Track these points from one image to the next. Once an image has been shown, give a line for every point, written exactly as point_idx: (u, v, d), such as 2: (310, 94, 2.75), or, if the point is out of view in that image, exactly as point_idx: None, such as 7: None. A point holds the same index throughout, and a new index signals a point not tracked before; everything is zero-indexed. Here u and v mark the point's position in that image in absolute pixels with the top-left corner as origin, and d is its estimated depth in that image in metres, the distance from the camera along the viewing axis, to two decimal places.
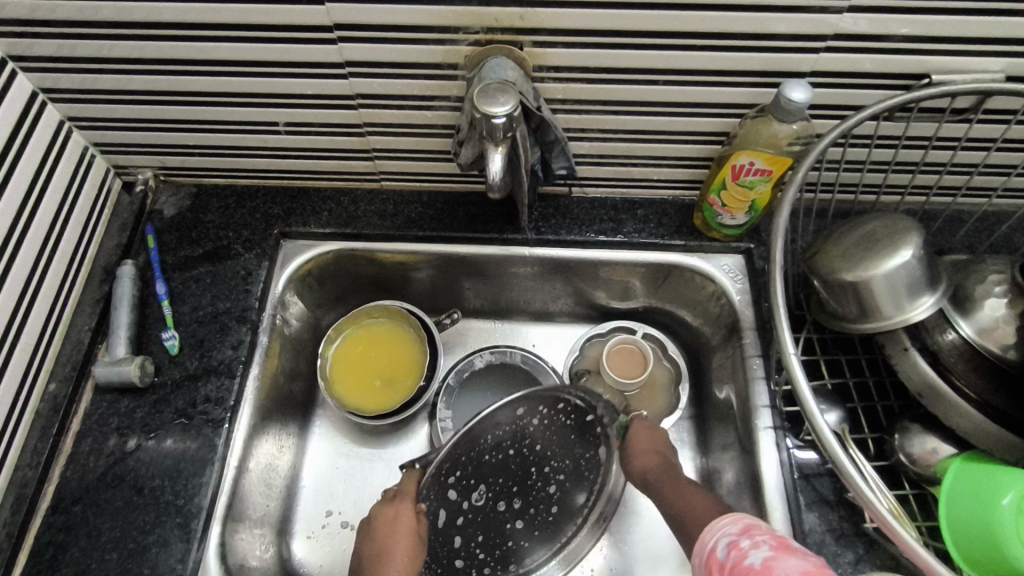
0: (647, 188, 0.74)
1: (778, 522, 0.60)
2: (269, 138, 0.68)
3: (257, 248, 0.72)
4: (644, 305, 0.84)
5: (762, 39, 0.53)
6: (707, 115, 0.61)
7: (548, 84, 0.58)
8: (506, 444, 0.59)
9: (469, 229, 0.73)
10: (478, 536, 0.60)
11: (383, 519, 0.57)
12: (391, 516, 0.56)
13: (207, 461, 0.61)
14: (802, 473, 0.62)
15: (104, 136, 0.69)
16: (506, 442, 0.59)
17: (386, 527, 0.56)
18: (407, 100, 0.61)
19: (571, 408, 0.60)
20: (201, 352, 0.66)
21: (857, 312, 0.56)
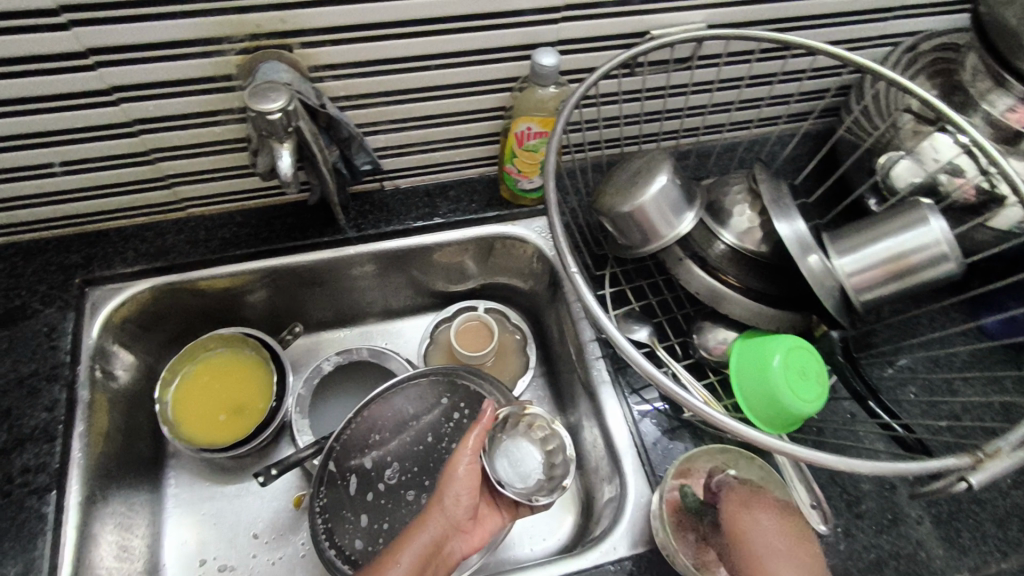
0: (453, 171, 0.79)
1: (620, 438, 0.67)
2: (45, 183, 0.64)
3: (58, 301, 0.67)
4: (479, 282, 0.88)
5: (508, 17, 0.59)
6: (483, 92, 0.67)
7: (328, 83, 0.61)
8: (428, 438, 0.70)
9: (289, 238, 0.74)
10: (383, 520, 0.65)
11: (445, 482, 0.57)
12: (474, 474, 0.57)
13: (37, 533, 0.56)
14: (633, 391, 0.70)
15: None
16: (429, 436, 0.70)
17: (449, 491, 0.56)
18: (189, 119, 0.61)
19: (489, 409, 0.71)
20: (9, 422, 0.61)
21: (640, 237, 0.64)
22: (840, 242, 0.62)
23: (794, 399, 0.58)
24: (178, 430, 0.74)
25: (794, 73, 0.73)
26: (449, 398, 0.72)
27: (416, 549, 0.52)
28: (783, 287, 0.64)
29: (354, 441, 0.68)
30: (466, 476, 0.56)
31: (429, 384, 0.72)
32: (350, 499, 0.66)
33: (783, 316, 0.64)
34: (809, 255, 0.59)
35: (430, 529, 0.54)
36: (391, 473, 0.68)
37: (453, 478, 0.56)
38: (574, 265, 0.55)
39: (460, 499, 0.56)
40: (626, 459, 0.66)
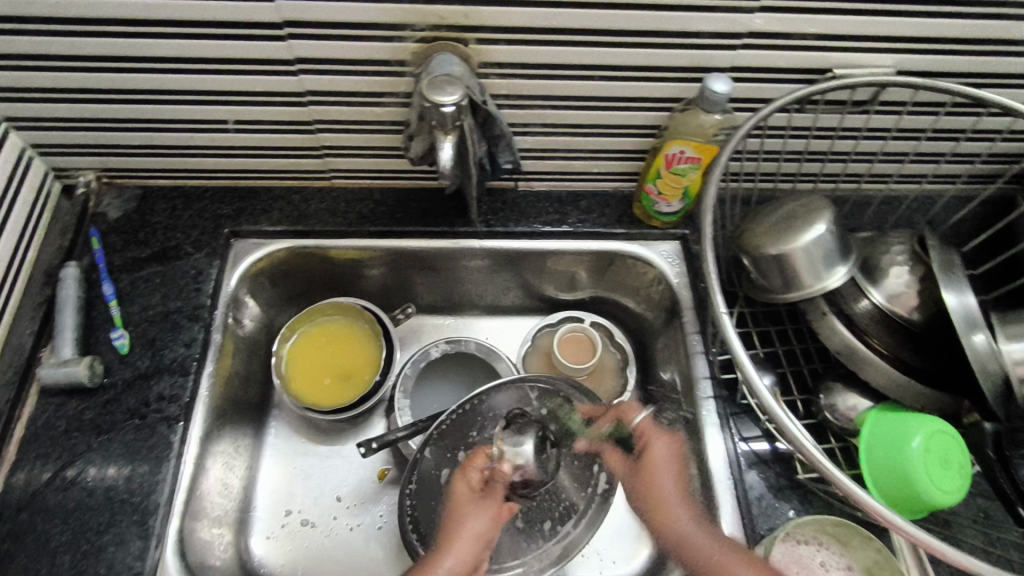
0: (588, 181, 0.78)
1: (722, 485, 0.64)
2: (217, 137, 0.69)
3: (207, 247, 0.72)
4: (590, 294, 0.87)
5: (686, 36, 0.58)
6: (641, 109, 0.66)
7: (493, 80, 0.62)
8: None
9: (421, 222, 0.76)
10: None
11: (457, 523, 0.61)
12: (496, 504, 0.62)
13: (163, 459, 0.60)
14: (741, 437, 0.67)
15: (45, 138, 0.68)
16: None
17: (463, 539, 0.59)
18: (356, 97, 0.64)
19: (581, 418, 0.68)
20: (152, 351, 0.66)
21: (781, 283, 0.61)
22: (1010, 325, 0.56)
23: (932, 489, 0.54)
24: (290, 387, 0.77)
25: (982, 133, 0.67)
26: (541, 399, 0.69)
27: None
28: (935, 363, 0.59)
29: (448, 433, 0.69)
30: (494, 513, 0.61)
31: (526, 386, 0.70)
32: (435, 488, 0.67)
33: (928, 395, 0.59)
34: (974, 333, 0.54)
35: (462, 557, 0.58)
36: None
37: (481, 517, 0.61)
38: (722, 305, 0.54)
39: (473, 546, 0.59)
40: (725, 510, 0.63)
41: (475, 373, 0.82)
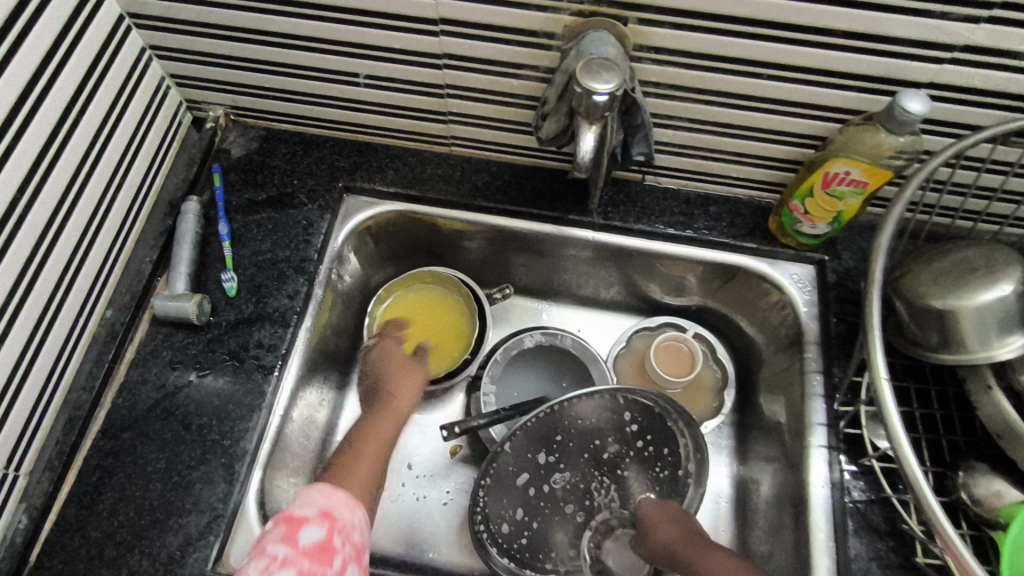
0: (723, 185, 0.71)
1: (820, 545, 0.59)
2: (346, 89, 0.67)
3: (320, 199, 0.71)
4: (698, 303, 0.81)
5: (884, 42, 0.50)
6: (807, 116, 0.58)
7: (645, 65, 0.56)
8: (597, 448, 0.70)
9: (535, 205, 0.72)
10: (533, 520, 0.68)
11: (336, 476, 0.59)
12: (386, 419, 0.66)
13: (255, 406, 0.61)
14: (853, 498, 0.60)
15: (183, 69, 0.68)
16: (597, 446, 0.70)
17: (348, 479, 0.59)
18: (494, 66, 0.59)
19: (655, 438, 0.70)
20: (257, 297, 0.66)
21: (939, 341, 0.53)
22: None
23: None
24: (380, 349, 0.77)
25: None
26: (632, 413, 0.68)
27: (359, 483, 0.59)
28: None
29: (529, 436, 0.67)
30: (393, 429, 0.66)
31: (612, 397, 0.66)
32: (512, 487, 0.68)
33: None
34: None
35: (370, 468, 0.62)
36: (557, 476, 0.70)
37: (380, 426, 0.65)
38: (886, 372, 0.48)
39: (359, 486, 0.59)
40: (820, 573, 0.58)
41: (566, 369, 0.79)
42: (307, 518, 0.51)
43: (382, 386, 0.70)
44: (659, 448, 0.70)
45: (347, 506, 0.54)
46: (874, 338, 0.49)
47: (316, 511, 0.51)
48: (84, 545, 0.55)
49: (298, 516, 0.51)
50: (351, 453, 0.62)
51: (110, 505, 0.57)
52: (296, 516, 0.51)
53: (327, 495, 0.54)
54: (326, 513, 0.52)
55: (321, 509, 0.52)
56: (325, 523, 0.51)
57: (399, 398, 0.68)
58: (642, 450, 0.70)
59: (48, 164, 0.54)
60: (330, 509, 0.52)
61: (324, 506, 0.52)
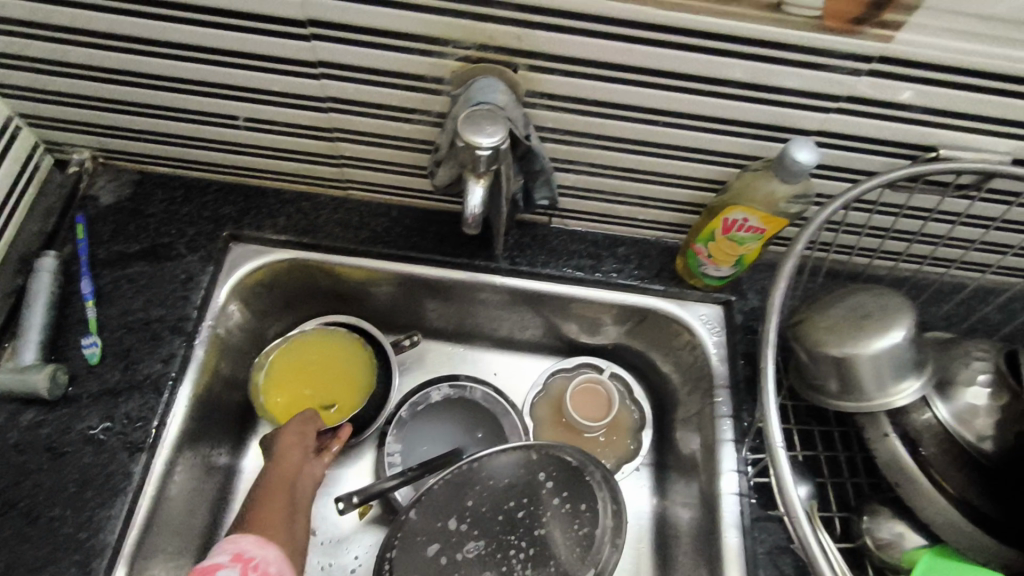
0: (630, 227, 0.69)
1: None
2: (225, 132, 0.62)
3: (202, 249, 0.66)
4: (612, 342, 0.79)
5: (772, 92, 0.49)
6: (705, 162, 0.57)
7: (540, 111, 0.54)
8: (512, 506, 0.67)
9: (439, 250, 0.68)
10: None
11: (255, 512, 0.57)
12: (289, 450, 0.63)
13: (119, 490, 0.54)
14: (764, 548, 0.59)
15: (36, 110, 0.61)
16: (512, 505, 0.66)
17: (265, 512, 0.57)
18: (382, 110, 0.56)
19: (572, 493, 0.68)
20: (125, 363, 0.59)
21: (837, 388, 0.53)
22: None
23: None
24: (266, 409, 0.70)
25: None
26: (545, 470, 0.66)
27: (271, 524, 0.56)
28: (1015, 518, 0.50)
29: (437, 503, 0.64)
30: (301, 460, 0.62)
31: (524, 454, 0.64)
32: (419, 560, 0.64)
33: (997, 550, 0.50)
34: None
35: (284, 510, 0.58)
36: (469, 545, 0.66)
37: (283, 461, 0.61)
38: (778, 441, 0.46)
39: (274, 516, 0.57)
40: None
41: (478, 420, 0.75)
42: (219, 564, 0.52)
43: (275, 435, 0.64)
44: (577, 503, 0.68)
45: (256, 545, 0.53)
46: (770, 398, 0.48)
47: (229, 556, 0.52)
48: None
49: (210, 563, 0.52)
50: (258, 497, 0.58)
51: None
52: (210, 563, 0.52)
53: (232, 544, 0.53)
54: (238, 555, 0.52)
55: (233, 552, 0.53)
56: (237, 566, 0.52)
57: (292, 429, 0.64)
58: (560, 506, 0.67)
59: None
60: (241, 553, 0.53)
61: (234, 553, 0.53)
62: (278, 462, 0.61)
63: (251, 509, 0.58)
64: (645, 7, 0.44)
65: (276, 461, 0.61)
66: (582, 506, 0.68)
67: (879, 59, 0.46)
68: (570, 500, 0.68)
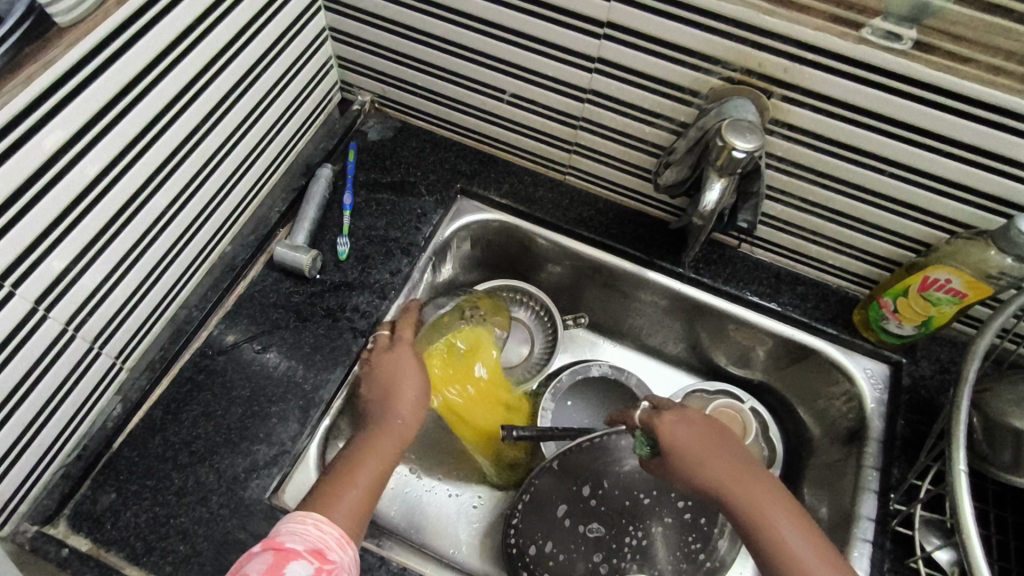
0: (816, 269, 0.73)
1: None
2: (489, 102, 0.73)
3: (438, 194, 0.77)
4: (761, 379, 0.81)
5: (1014, 166, 0.52)
6: (917, 220, 0.61)
7: (776, 138, 0.60)
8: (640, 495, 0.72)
9: (633, 245, 0.76)
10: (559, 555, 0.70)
11: (357, 472, 0.54)
12: (401, 402, 0.59)
13: (340, 361, 0.66)
14: None
15: (351, 54, 0.76)
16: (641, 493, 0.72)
17: (351, 484, 0.53)
18: (632, 109, 0.65)
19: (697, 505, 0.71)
20: (363, 267, 0.71)
21: (1012, 462, 0.54)
22: None
23: None
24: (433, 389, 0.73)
25: None
26: None
27: (362, 481, 0.53)
28: None
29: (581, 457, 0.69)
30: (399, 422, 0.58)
31: None
32: (550, 519, 0.70)
33: None
34: None
35: (375, 476, 0.54)
36: (593, 524, 0.71)
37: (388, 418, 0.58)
38: (965, 465, 0.46)
39: (381, 469, 0.55)
40: None
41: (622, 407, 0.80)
42: (296, 553, 0.45)
43: (396, 370, 0.61)
44: (695, 515, 0.71)
45: (338, 546, 0.48)
46: (957, 423, 0.49)
47: (305, 547, 0.46)
48: (162, 446, 0.60)
49: (286, 548, 0.45)
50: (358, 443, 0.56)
51: (193, 417, 0.62)
52: (287, 548, 0.45)
53: (321, 530, 0.48)
54: (317, 551, 0.46)
55: (309, 547, 0.46)
56: (312, 563, 0.45)
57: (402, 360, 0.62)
58: (682, 514, 0.71)
59: (227, 106, 0.61)
60: (320, 549, 0.46)
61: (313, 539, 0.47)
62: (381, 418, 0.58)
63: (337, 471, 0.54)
64: (915, 64, 0.49)
65: (381, 412, 0.59)
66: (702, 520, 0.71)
67: None
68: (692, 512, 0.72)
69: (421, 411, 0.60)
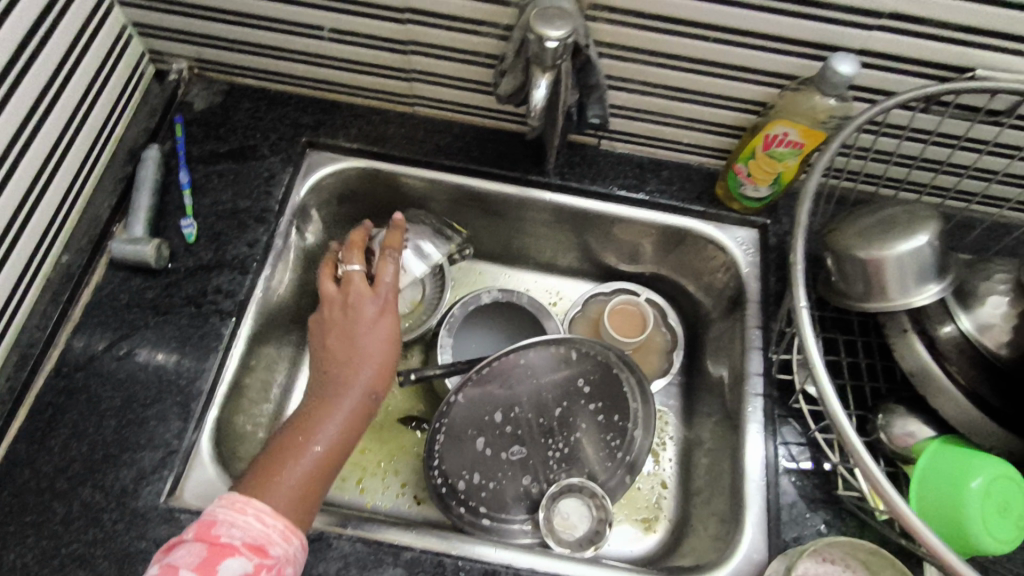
0: (674, 151, 0.74)
1: (755, 501, 0.62)
2: (310, 43, 0.68)
3: (284, 152, 0.73)
4: (651, 271, 0.82)
5: (818, 7, 0.53)
6: (749, 81, 0.62)
7: (599, 24, 0.59)
8: (553, 409, 0.74)
9: (497, 165, 0.74)
10: (487, 484, 0.71)
11: (307, 437, 0.54)
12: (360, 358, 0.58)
13: (212, 348, 0.62)
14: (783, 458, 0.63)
15: (147, 17, 0.69)
16: (552, 406, 0.74)
17: (300, 455, 0.53)
18: (455, 21, 0.62)
19: (608, 405, 0.75)
20: (217, 245, 0.67)
21: (863, 291, 0.57)
22: None
23: (982, 532, 0.51)
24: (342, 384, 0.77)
25: None
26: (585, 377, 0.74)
27: (315, 458, 0.53)
28: (1015, 405, 0.55)
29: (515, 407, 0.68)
30: (359, 380, 0.57)
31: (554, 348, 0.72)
32: (471, 452, 0.72)
33: (1002, 436, 0.56)
34: None
35: (333, 441, 0.54)
36: (514, 448, 0.73)
37: (348, 382, 0.57)
38: (804, 301, 0.51)
39: (337, 433, 0.55)
40: (750, 514, 0.61)
41: (519, 327, 0.81)
42: (232, 548, 0.45)
43: (333, 319, 0.60)
44: (607, 416, 0.74)
45: (282, 539, 0.48)
46: (796, 264, 0.52)
47: (243, 541, 0.46)
48: (34, 478, 0.56)
49: (223, 543, 0.45)
50: (313, 414, 0.55)
51: (63, 440, 0.58)
52: (224, 543, 0.45)
53: (264, 523, 0.48)
54: (256, 546, 0.46)
55: (249, 541, 0.46)
56: (252, 557, 0.45)
57: (340, 309, 0.61)
58: (596, 417, 0.74)
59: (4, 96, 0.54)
60: (261, 544, 0.47)
61: (250, 532, 0.47)
62: (341, 380, 0.57)
63: (287, 440, 0.54)
64: None
65: (339, 371, 0.57)
66: (616, 419, 0.75)
67: None
68: (605, 413, 0.74)
69: (385, 367, 0.58)
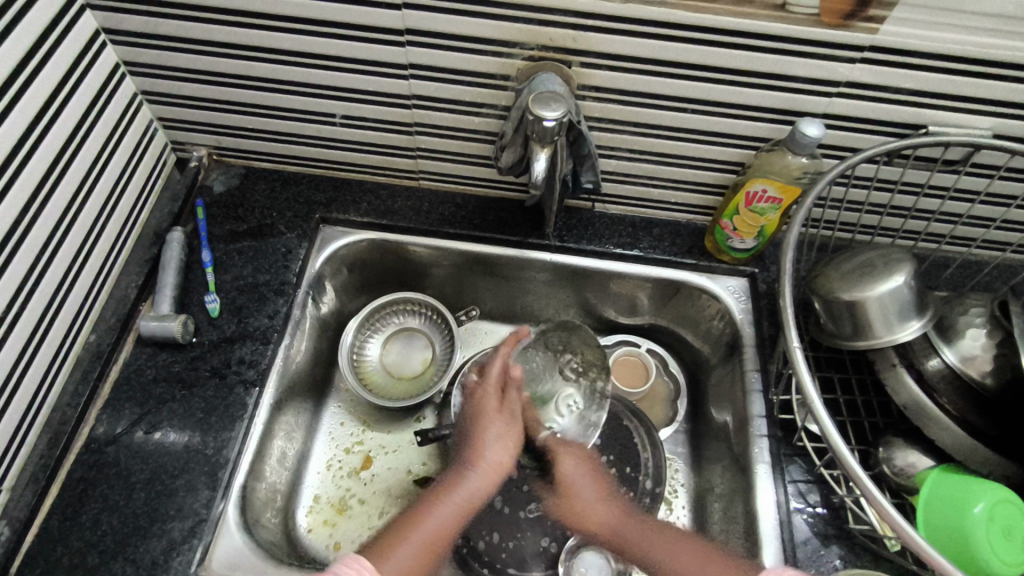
0: (663, 210, 0.80)
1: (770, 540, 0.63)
2: (323, 128, 0.74)
3: (299, 228, 0.77)
4: (650, 323, 0.86)
5: (783, 79, 0.60)
6: (727, 145, 0.68)
7: (588, 102, 0.65)
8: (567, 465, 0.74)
9: (499, 230, 0.79)
10: (507, 543, 0.71)
11: (420, 521, 0.62)
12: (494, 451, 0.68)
13: (237, 417, 0.65)
14: (794, 496, 0.65)
15: (172, 112, 0.74)
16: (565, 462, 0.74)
17: (408, 543, 0.59)
18: (457, 105, 0.68)
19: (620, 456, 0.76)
20: (239, 318, 0.70)
21: (852, 331, 0.61)
22: None
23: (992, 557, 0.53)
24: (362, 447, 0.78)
25: None
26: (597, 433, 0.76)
27: (418, 548, 0.59)
28: (1005, 430, 0.58)
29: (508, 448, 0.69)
30: (473, 474, 0.66)
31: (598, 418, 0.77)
32: (490, 511, 0.73)
33: (996, 461, 0.58)
34: None
35: (440, 522, 0.63)
36: (531, 505, 0.73)
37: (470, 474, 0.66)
38: (798, 341, 0.55)
39: (445, 520, 0.63)
40: (767, 554, 0.63)
41: None
42: None
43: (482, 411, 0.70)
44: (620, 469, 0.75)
45: None
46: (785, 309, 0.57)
47: None
48: (65, 555, 0.57)
49: None
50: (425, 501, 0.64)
51: (94, 515, 0.59)
52: None
53: None
54: None
55: None
56: None
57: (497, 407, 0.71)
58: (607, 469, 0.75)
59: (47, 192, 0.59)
60: None
61: None
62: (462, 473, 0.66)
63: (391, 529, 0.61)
64: (677, 10, 0.55)
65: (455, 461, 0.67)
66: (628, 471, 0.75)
67: (870, 49, 0.56)
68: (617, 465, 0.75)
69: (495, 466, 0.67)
